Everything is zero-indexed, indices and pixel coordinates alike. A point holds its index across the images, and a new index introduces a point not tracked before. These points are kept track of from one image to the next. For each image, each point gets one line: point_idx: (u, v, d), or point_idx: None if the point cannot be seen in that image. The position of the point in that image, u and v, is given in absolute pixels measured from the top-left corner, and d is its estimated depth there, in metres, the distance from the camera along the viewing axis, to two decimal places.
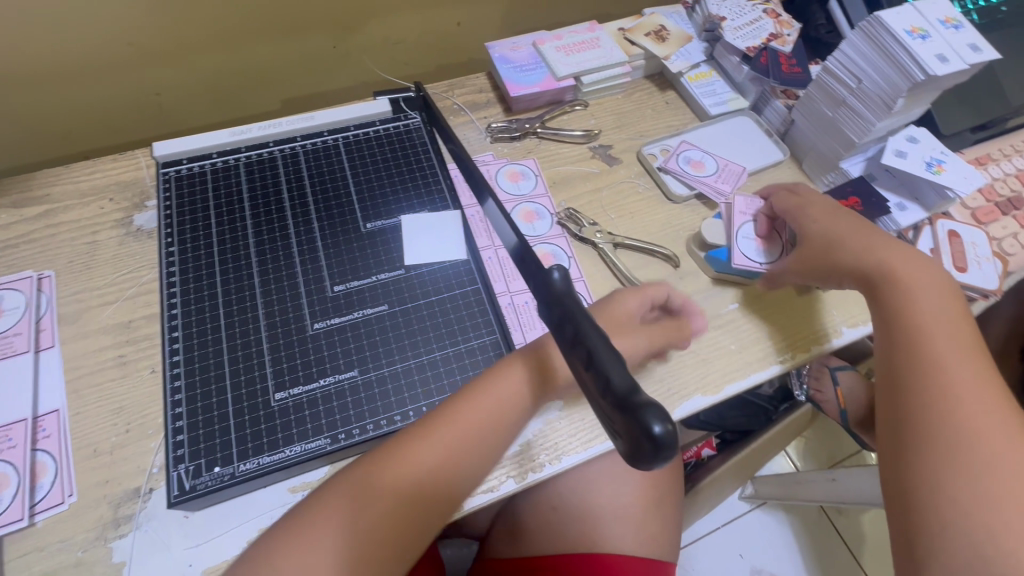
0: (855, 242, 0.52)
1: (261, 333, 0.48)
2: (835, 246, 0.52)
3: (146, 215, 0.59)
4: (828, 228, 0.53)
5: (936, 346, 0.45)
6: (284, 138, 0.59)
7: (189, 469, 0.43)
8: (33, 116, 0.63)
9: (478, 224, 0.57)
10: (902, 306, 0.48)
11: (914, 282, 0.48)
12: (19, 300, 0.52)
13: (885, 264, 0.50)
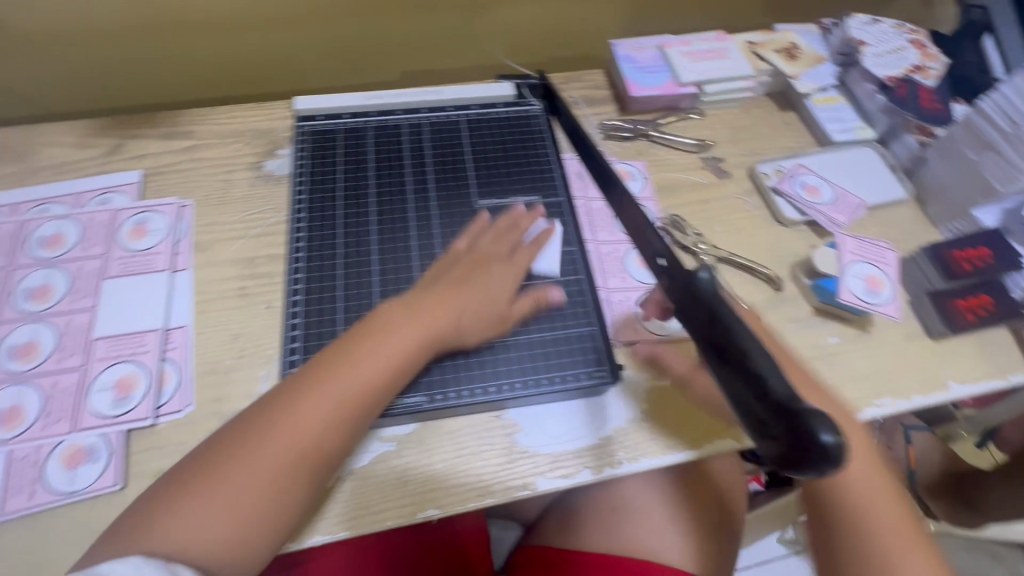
0: (795, 373, 0.43)
1: (375, 289, 0.50)
2: (769, 376, 0.43)
3: (275, 162, 0.63)
4: (765, 340, 0.44)
5: (868, 502, 0.42)
6: (412, 107, 0.61)
7: None
8: (188, 58, 0.69)
9: (584, 216, 0.59)
10: (843, 465, 0.42)
11: (845, 427, 0.43)
12: (163, 222, 0.57)
13: (820, 414, 0.43)
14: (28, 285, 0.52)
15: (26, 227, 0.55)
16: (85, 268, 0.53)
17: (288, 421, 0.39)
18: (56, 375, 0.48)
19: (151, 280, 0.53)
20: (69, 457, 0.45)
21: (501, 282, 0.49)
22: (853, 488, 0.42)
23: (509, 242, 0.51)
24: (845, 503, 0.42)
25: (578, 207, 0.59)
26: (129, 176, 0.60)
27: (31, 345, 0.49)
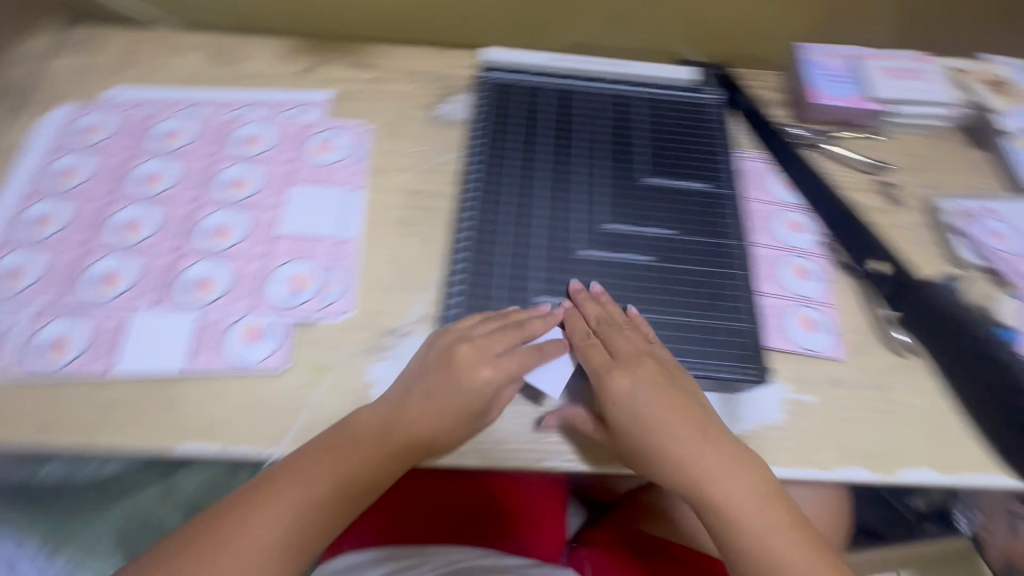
0: (673, 420, 0.43)
1: (537, 240, 0.52)
2: (649, 431, 0.43)
3: (448, 107, 0.66)
4: (645, 400, 0.44)
5: (771, 542, 0.40)
6: (591, 77, 0.62)
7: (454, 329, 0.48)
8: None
9: (758, 218, 0.58)
10: (736, 510, 0.41)
11: (727, 472, 0.42)
12: (347, 143, 0.61)
13: (706, 465, 0.42)
14: (228, 175, 0.57)
15: (232, 124, 0.61)
16: (276, 170, 0.58)
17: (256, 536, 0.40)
18: (243, 258, 0.53)
19: (329, 193, 0.58)
20: (247, 333, 0.50)
21: (469, 391, 0.44)
22: (748, 531, 0.40)
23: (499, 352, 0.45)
24: (743, 546, 0.40)
25: (753, 207, 0.59)
26: (321, 96, 0.65)
27: (226, 227, 0.54)
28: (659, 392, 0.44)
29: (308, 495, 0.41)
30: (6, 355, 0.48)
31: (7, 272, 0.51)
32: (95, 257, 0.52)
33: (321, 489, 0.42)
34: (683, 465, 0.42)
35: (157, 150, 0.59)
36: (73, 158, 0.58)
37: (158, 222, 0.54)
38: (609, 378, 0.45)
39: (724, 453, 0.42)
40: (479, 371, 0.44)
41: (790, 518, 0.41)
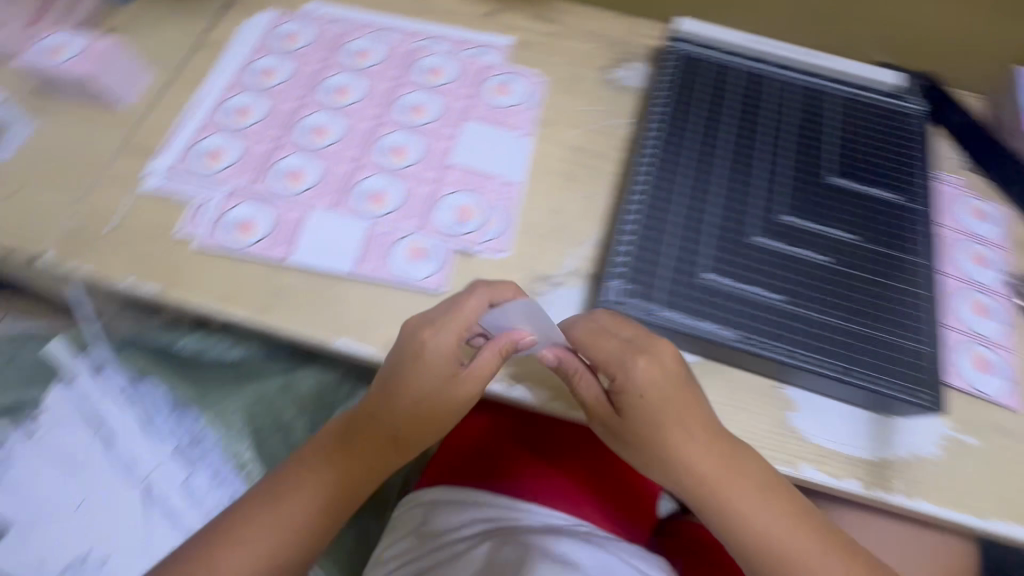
0: (671, 430, 0.43)
1: (710, 217, 0.50)
2: (646, 439, 0.44)
3: (623, 72, 0.65)
4: (658, 399, 0.43)
5: (766, 532, 0.43)
6: (784, 65, 0.59)
7: (619, 287, 0.47)
8: None
9: (945, 246, 0.55)
10: (735, 509, 0.43)
11: (725, 479, 0.43)
12: (523, 90, 0.62)
13: (704, 473, 0.43)
14: (409, 100, 0.59)
15: (417, 53, 0.63)
16: (454, 103, 0.60)
17: (273, 523, 0.46)
18: (416, 180, 0.55)
19: (500, 135, 0.59)
20: (412, 251, 0.52)
21: (435, 372, 0.46)
22: (749, 524, 0.43)
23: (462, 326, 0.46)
24: (743, 539, 0.43)
25: (943, 235, 0.55)
26: (503, 41, 0.65)
27: (403, 148, 0.56)
28: (652, 385, 0.43)
29: (336, 475, 0.48)
30: (199, 225, 0.52)
31: (207, 152, 0.56)
32: (285, 152, 0.56)
33: (344, 470, 0.48)
34: (680, 470, 0.44)
35: (346, 65, 0.61)
36: (272, 60, 0.61)
37: (342, 132, 0.57)
38: (631, 370, 0.43)
39: (718, 456, 0.43)
40: (440, 340, 0.45)
41: (783, 506, 0.43)
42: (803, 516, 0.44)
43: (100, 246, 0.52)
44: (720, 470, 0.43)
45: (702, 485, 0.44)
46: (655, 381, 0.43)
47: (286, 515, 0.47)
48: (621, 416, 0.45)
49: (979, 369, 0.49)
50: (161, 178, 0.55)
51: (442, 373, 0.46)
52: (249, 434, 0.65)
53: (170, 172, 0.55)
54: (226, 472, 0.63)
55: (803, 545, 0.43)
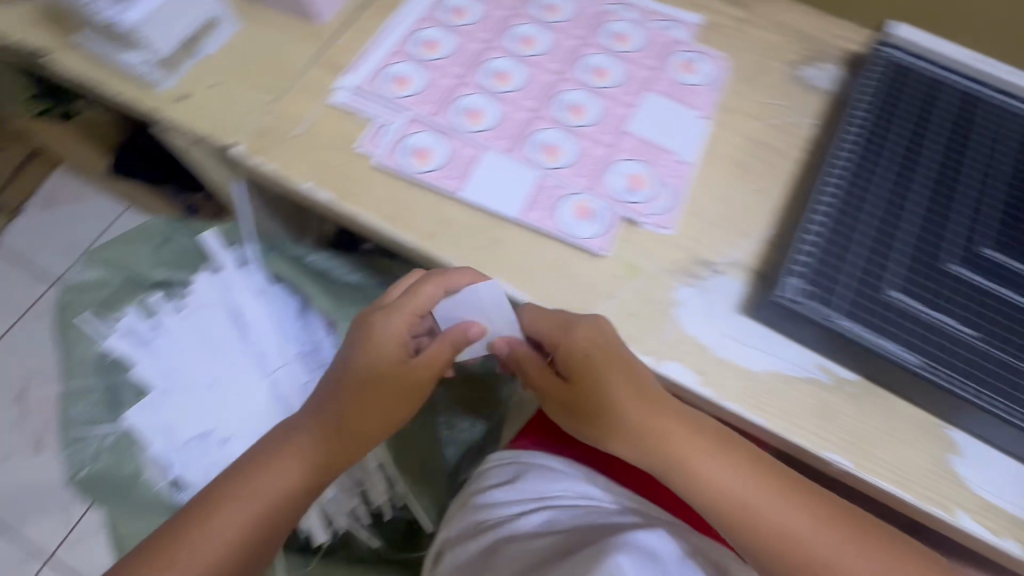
0: (624, 399, 0.45)
1: (906, 235, 0.47)
2: (600, 404, 0.45)
3: (814, 70, 0.61)
4: (602, 364, 0.45)
5: (728, 487, 0.44)
6: (1006, 89, 0.54)
7: (798, 285, 0.45)
8: None
9: None
10: (700, 472, 0.44)
11: (679, 443, 0.45)
12: (707, 72, 0.60)
13: (661, 436, 0.45)
14: (592, 61, 0.59)
15: (605, 16, 0.62)
16: (637, 73, 0.59)
17: (242, 509, 0.46)
18: (592, 141, 0.54)
19: (678, 112, 0.57)
20: (579, 209, 0.51)
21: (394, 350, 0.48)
22: (715, 483, 0.44)
23: (417, 310, 0.48)
24: (708, 497, 0.44)
25: None
26: (691, 18, 0.64)
27: (583, 107, 0.56)
28: (598, 358, 0.45)
29: (298, 458, 0.48)
30: (380, 145, 0.54)
31: (394, 77, 0.57)
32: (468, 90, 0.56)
33: (305, 451, 0.48)
34: (639, 439, 0.45)
35: (534, 16, 0.61)
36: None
37: (524, 80, 0.57)
38: (568, 341, 0.45)
39: (667, 415, 0.45)
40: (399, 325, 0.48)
41: (736, 457, 0.45)
42: (763, 471, 0.45)
43: (287, 150, 0.54)
44: (679, 432, 0.45)
45: (668, 452, 0.45)
46: (598, 343, 0.45)
47: (258, 492, 0.47)
48: (574, 388, 0.47)
49: None
50: (348, 94, 0.56)
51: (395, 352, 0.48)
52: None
53: (358, 90, 0.56)
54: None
55: (774, 498, 0.44)
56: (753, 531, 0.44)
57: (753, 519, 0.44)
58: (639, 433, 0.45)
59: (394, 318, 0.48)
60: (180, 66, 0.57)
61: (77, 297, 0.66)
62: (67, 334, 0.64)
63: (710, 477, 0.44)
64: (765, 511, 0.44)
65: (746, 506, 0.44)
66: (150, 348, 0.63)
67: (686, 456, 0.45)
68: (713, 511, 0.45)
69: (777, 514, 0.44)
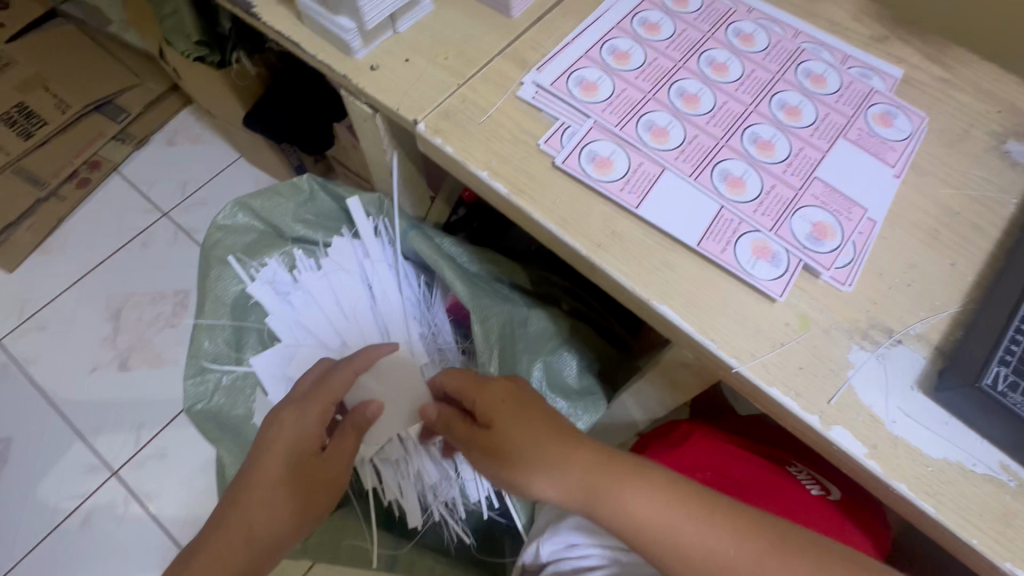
0: (539, 438, 0.47)
1: None
2: (515, 449, 0.47)
3: (1019, 146, 0.57)
4: (514, 412, 0.48)
5: (650, 513, 0.44)
6: None
7: (1008, 376, 0.42)
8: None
9: None
10: (624, 503, 0.44)
11: (595, 471, 0.45)
12: (905, 127, 0.57)
13: (579, 471, 0.46)
14: (784, 97, 0.57)
15: (800, 54, 0.60)
16: (832, 117, 0.56)
17: (223, 558, 0.45)
18: (779, 180, 0.52)
19: (870, 166, 0.54)
20: (758, 248, 0.49)
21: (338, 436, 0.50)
22: (637, 515, 0.44)
23: (335, 397, 0.52)
24: (631, 524, 0.44)
25: None
26: (894, 70, 0.60)
27: (771, 144, 0.54)
28: (510, 409, 0.49)
29: (271, 504, 0.47)
30: (561, 147, 0.53)
31: (582, 81, 0.56)
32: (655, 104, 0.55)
33: (275, 494, 0.47)
34: (561, 478, 0.46)
35: (728, 42, 0.60)
36: (656, 14, 0.61)
37: (713, 105, 0.56)
38: (488, 386, 0.51)
39: (582, 447, 0.47)
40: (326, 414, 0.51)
41: (653, 480, 0.45)
42: (684, 495, 0.44)
43: (466, 134, 0.55)
44: (589, 465, 0.46)
45: (594, 496, 0.45)
46: (509, 391, 0.50)
47: (239, 542, 0.46)
48: (494, 437, 0.48)
49: None
50: (533, 90, 0.56)
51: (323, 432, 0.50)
52: (494, 347, 0.64)
53: (544, 88, 0.56)
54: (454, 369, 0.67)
55: (707, 525, 0.43)
56: (680, 556, 0.43)
57: (674, 544, 0.43)
58: (563, 481, 0.46)
59: (290, 417, 0.50)
60: (375, 39, 0.59)
61: (225, 238, 0.69)
62: (210, 272, 0.67)
63: (637, 511, 0.44)
64: (688, 535, 0.43)
65: (669, 537, 0.43)
66: (284, 298, 0.65)
67: (612, 495, 0.45)
68: (644, 545, 0.44)
69: (698, 532, 0.43)
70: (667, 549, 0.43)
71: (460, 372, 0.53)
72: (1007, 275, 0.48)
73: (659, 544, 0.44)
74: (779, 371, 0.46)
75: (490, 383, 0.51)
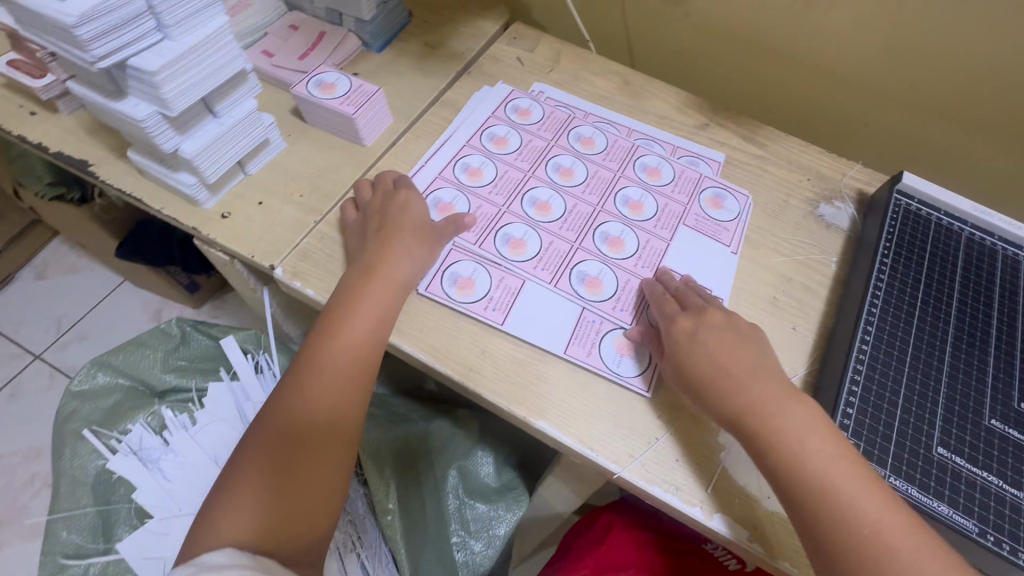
0: (741, 357, 0.46)
1: (941, 387, 0.49)
2: (704, 367, 0.45)
3: (829, 209, 0.65)
4: (709, 335, 0.47)
5: (812, 459, 0.40)
6: (1012, 240, 0.58)
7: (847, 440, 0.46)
8: (778, 77, 0.76)
9: None
10: (796, 435, 0.41)
11: (778, 402, 0.43)
12: (734, 207, 0.63)
13: (756, 399, 0.43)
14: (625, 193, 0.62)
15: (637, 148, 0.66)
16: (670, 207, 0.62)
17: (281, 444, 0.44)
18: (633, 274, 0.56)
19: (708, 247, 0.60)
20: (621, 346, 0.52)
21: (346, 358, 0.47)
22: (805, 451, 0.40)
23: (389, 186, 0.57)
24: (790, 462, 0.40)
25: None
26: (716, 155, 0.68)
27: (621, 240, 0.58)
28: (708, 337, 0.47)
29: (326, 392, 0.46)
30: None
31: (438, 203, 0.58)
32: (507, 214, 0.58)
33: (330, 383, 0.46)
34: (743, 399, 0.43)
35: (571, 146, 0.65)
36: (503, 127, 0.65)
37: (563, 210, 0.59)
38: (675, 318, 0.49)
39: (765, 381, 0.44)
40: (396, 283, 0.50)
41: (826, 426, 0.42)
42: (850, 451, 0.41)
43: (326, 273, 0.54)
44: (758, 400, 0.43)
45: (758, 426, 0.42)
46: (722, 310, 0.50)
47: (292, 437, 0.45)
48: (711, 355, 0.46)
49: None
50: None
51: (366, 330, 0.48)
52: (390, 478, 0.67)
53: None
54: (355, 502, 0.70)
55: (854, 471, 0.40)
56: (837, 510, 0.38)
57: (824, 497, 0.39)
58: (730, 403, 0.44)
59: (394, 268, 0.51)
60: (224, 186, 0.58)
61: (82, 407, 0.64)
62: (66, 451, 0.61)
63: (798, 450, 0.41)
64: (839, 490, 0.39)
65: (822, 482, 0.39)
66: (155, 468, 0.59)
67: (775, 430, 0.42)
68: (790, 485, 0.40)
69: (850, 483, 0.39)
70: (811, 493, 0.39)
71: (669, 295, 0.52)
72: (837, 334, 0.53)
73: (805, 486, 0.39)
74: (657, 468, 0.47)
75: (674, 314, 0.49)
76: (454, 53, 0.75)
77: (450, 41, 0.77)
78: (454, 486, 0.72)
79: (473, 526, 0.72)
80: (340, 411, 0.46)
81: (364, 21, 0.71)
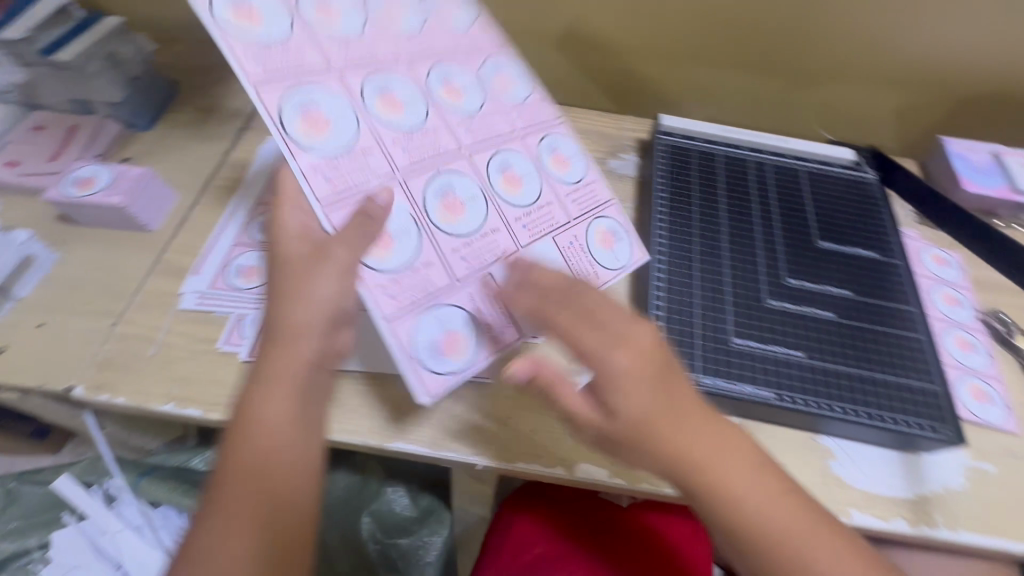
0: (683, 425, 0.40)
1: (726, 286, 0.56)
2: (656, 431, 0.39)
3: (618, 163, 0.72)
4: (643, 391, 0.39)
5: (766, 521, 0.39)
6: (757, 147, 0.69)
7: None
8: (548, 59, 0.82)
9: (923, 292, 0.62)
10: (748, 497, 0.40)
11: (723, 462, 0.40)
12: None
13: (707, 464, 0.40)
14: (437, 180, 0.52)
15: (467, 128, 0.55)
16: (551, 211, 0.57)
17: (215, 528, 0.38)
18: (371, 297, 0.46)
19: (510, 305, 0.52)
20: None
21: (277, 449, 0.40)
22: (755, 515, 0.39)
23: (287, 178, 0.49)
24: (744, 530, 0.39)
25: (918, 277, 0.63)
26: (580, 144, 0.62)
27: (456, 207, 0.52)
28: (618, 373, 0.39)
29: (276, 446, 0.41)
30: (242, 340, 0.53)
31: (242, 269, 0.57)
32: (270, 106, 0.45)
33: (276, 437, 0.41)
34: (684, 464, 0.40)
35: (433, 88, 0.54)
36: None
37: (345, 141, 0.48)
38: (610, 374, 0.39)
39: (713, 441, 0.40)
40: (298, 347, 0.42)
41: (772, 472, 0.41)
42: (795, 492, 0.41)
43: (135, 375, 0.51)
44: (713, 466, 0.40)
45: (715, 498, 0.40)
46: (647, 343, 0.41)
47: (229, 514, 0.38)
48: (611, 419, 0.40)
49: (976, 402, 0.55)
50: (196, 298, 0.55)
51: (298, 368, 0.42)
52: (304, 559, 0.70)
53: (205, 291, 0.55)
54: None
55: (803, 519, 0.40)
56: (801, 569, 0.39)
57: (785, 553, 0.39)
58: (680, 465, 0.39)
59: (318, 286, 0.43)
60: None
61: None
62: None
63: (753, 515, 0.39)
64: (799, 545, 0.39)
65: (778, 540, 0.39)
66: None
67: (728, 497, 0.40)
68: (753, 551, 0.39)
69: (807, 536, 0.40)
70: (773, 556, 0.39)
71: (578, 328, 0.41)
72: (642, 270, 0.60)
73: (772, 552, 0.39)
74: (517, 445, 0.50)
75: (607, 357, 0.40)
76: (232, 110, 0.73)
77: (225, 100, 0.75)
78: (371, 532, 0.73)
79: (401, 561, 0.73)
80: (282, 475, 0.40)
81: (118, 102, 0.67)
